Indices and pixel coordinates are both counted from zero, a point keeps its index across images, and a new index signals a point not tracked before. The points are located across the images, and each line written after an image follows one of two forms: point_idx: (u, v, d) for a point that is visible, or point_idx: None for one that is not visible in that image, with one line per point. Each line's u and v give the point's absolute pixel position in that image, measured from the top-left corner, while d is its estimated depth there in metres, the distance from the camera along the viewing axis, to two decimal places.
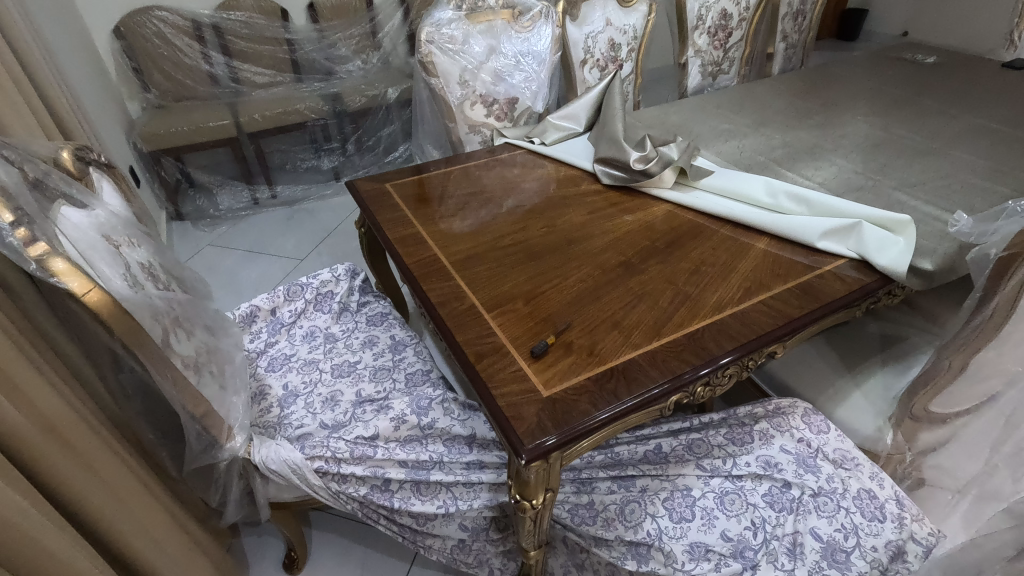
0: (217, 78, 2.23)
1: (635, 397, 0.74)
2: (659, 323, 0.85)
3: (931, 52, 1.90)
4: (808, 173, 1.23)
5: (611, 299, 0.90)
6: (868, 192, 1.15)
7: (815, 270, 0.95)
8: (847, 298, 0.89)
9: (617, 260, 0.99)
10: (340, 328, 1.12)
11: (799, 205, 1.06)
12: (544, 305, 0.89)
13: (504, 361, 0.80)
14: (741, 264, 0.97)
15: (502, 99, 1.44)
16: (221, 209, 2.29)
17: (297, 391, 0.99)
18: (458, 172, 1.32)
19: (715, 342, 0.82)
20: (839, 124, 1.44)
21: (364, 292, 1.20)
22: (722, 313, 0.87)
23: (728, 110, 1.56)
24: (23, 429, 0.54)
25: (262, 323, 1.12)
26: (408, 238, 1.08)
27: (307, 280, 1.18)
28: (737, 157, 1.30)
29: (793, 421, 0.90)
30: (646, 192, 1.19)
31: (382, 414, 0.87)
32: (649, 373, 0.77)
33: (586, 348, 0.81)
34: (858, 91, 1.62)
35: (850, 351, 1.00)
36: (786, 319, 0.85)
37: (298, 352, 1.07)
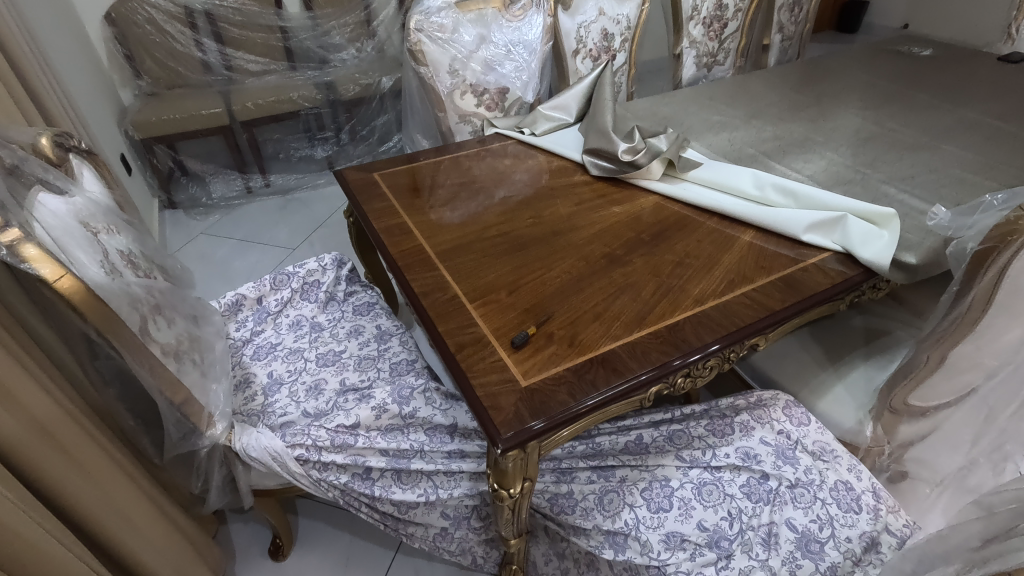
0: (210, 65, 2.21)
1: (614, 388, 0.74)
2: (640, 315, 0.85)
3: (927, 45, 1.89)
4: (797, 166, 1.23)
5: (595, 291, 0.90)
6: (856, 185, 1.15)
7: (798, 262, 0.95)
8: (830, 291, 0.89)
9: (602, 251, 0.99)
10: (327, 317, 1.12)
11: (785, 197, 1.06)
12: (527, 295, 0.90)
13: (484, 351, 0.80)
14: (725, 257, 0.97)
15: (492, 89, 1.43)
16: (214, 198, 2.28)
17: (282, 379, 0.99)
18: (448, 162, 1.32)
19: (696, 333, 0.82)
20: (831, 116, 1.43)
21: (351, 281, 1.20)
22: (704, 304, 0.87)
23: (721, 101, 1.55)
24: None
25: (247, 311, 1.12)
26: (395, 228, 1.07)
27: (293, 269, 1.17)
28: (727, 149, 1.30)
29: (774, 413, 0.90)
30: (634, 183, 1.19)
31: (364, 403, 0.88)
32: (629, 363, 0.78)
33: (567, 339, 0.81)
34: (852, 84, 1.61)
35: (833, 344, 1.00)
36: (768, 312, 0.85)
37: (284, 341, 1.07)
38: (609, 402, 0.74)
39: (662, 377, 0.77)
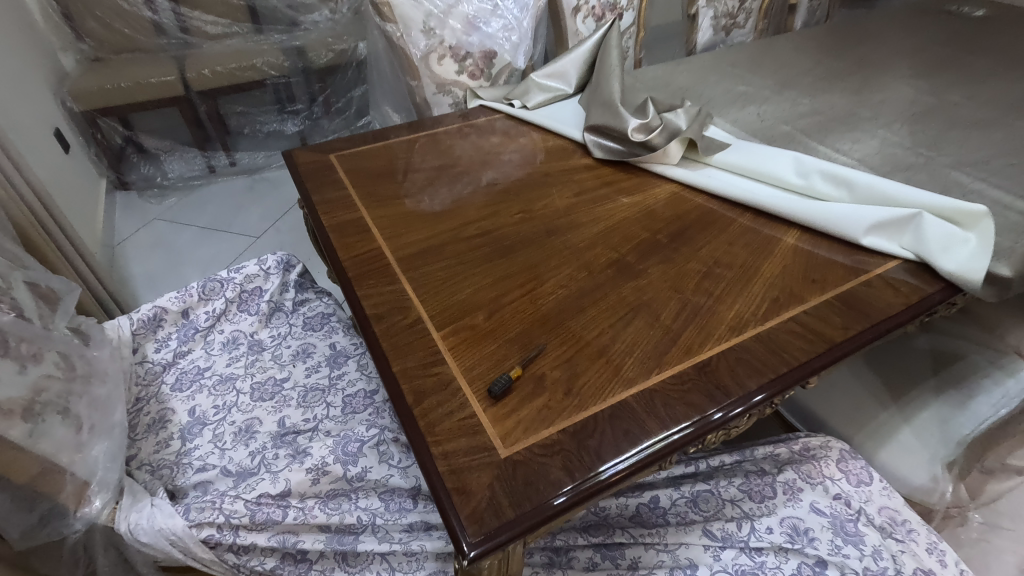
0: (162, 27, 1.94)
1: (625, 460, 0.54)
2: (659, 349, 0.65)
3: (979, 4, 1.65)
4: (845, 147, 1.00)
5: (600, 313, 0.69)
6: (919, 170, 0.93)
7: (860, 275, 0.74)
8: (905, 315, 0.68)
9: (608, 257, 0.78)
10: (270, 334, 0.92)
11: (838, 188, 0.84)
12: (510, 320, 0.69)
13: (451, 403, 0.59)
14: (766, 266, 0.75)
15: (476, 53, 1.19)
16: (170, 178, 2.05)
17: (205, 419, 0.79)
18: (425, 139, 1.09)
19: (734, 376, 0.62)
20: (877, 87, 1.20)
21: (302, 288, 0.99)
22: (743, 333, 0.66)
23: (744, 69, 1.32)
24: None
25: (170, 329, 0.90)
26: (348, 224, 0.86)
27: (228, 274, 0.94)
28: (758, 126, 1.08)
29: (827, 470, 0.71)
30: (647, 168, 0.97)
31: (298, 461, 0.68)
32: (645, 422, 0.58)
33: (563, 385, 0.61)
34: (898, 48, 1.38)
35: (894, 375, 0.80)
36: (827, 345, 0.64)
37: (214, 365, 0.87)
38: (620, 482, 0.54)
39: (690, 440, 0.57)
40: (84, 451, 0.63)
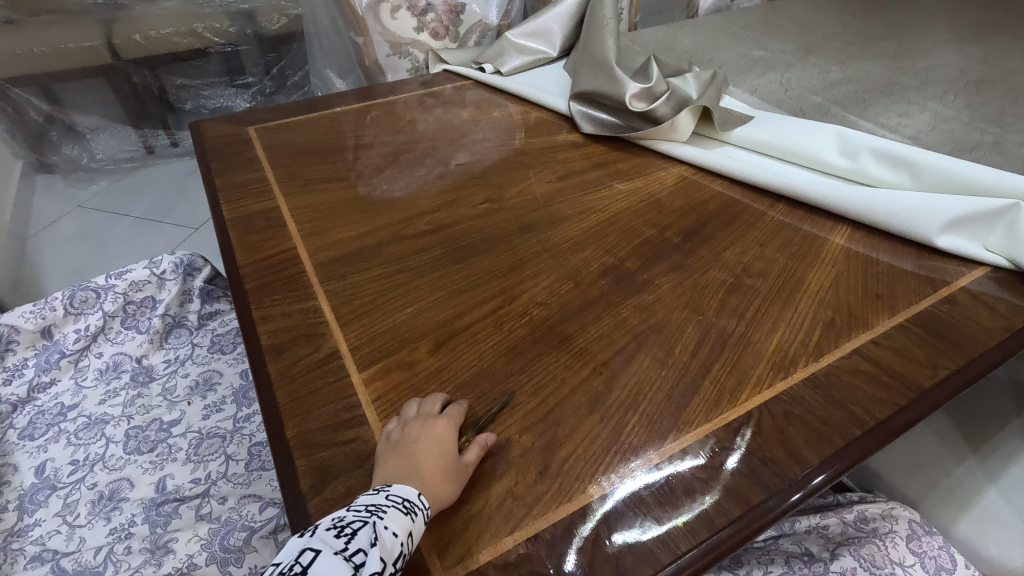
0: None
1: None
2: (677, 399, 0.45)
3: None
4: (891, 121, 0.82)
5: (591, 343, 0.49)
6: (989, 150, 0.75)
7: (937, 288, 0.55)
8: (1008, 346, 0.50)
9: (601, 263, 0.58)
10: (162, 359, 0.71)
11: (895, 171, 0.65)
12: (465, 355, 0.49)
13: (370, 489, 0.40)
14: (812, 276, 0.56)
15: (439, 6, 0.98)
16: (99, 159, 1.81)
17: (56, 480, 0.59)
18: (373, 110, 0.88)
19: (785, 442, 0.42)
20: (917, 52, 1.02)
21: (210, 297, 0.77)
22: (792, 374, 0.47)
23: (759, 31, 1.13)
24: None
25: (27, 354, 0.69)
26: (259, 217, 0.65)
27: (109, 280, 0.73)
28: (782, 96, 0.88)
29: (895, 553, 0.53)
30: (648, 148, 0.77)
31: (156, 562, 0.52)
32: (665, 519, 0.38)
33: (537, 458, 0.41)
34: (934, 11, 1.19)
35: (970, 415, 0.62)
36: (915, 393, 0.45)
37: (81, 403, 0.65)
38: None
39: (735, 547, 0.37)
40: None
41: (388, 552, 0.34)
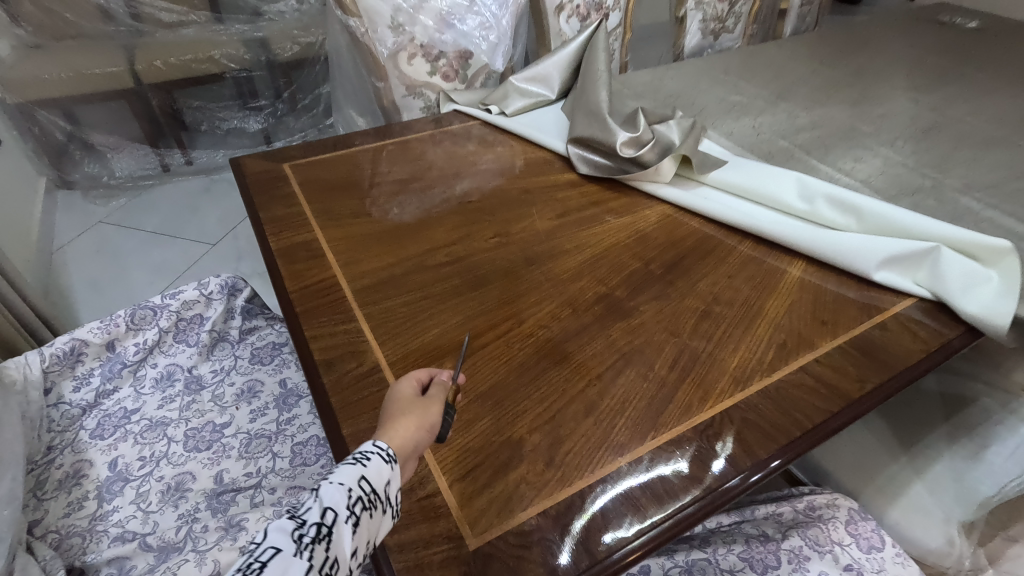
0: (111, 13, 1.78)
1: (621, 549, 0.46)
2: (655, 405, 0.56)
3: (970, 15, 1.61)
4: (847, 166, 0.94)
5: (585, 360, 0.61)
6: (928, 195, 0.87)
7: (872, 315, 0.67)
8: (923, 365, 0.61)
9: (594, 292, 0.69)
10: (210, 369, 0.81)
11: (843, 214, 0.77)
12: (483, 368, 0.60)
13: (413, 475, 0.50)
14: (770, 304, 0.68)
15: (450, 53, 1.08)
16: (117, 176, 1.89)
17: (128, 474, 0.68)
18: (391, 148, 0.99)
19: (740, 441, 0.53)
20: (876, 100, 1.15)
21: (250, 315, 0.87)
22: (748, 386, 0.58)
23: (737, 76, 1.25)
24: None
25: (92, 364, 0.78)
26: (301, 248, 0.76)
27: (162, 299, 0.83)
28: (754, 140, 1.00)
29: (835, 533, 0.64)
30: (635, 187, 0.89)
31: (231, 537, 0.61)
32: (642, 500, 0.49)
33: (543, 452, 0.52)
34: (894, 59, 1.32)
35: (905, 420, 0.73)
36: (845, 401, 0.57)
37: (142, 408, 0.75)
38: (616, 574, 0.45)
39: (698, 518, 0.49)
40: None
41: (341, 497, 0.38)
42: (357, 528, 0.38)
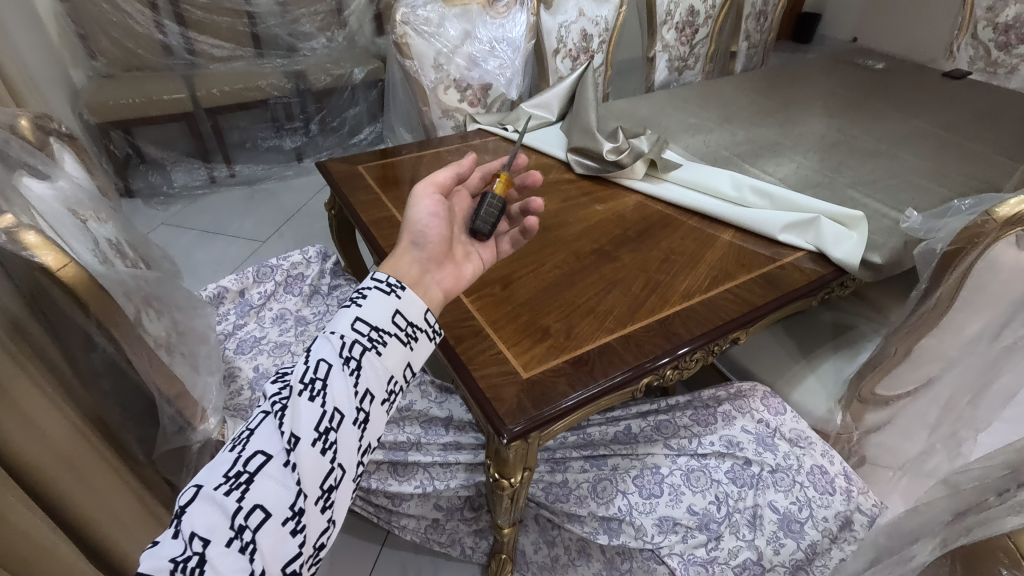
0: (171, 48, 2.13)
1: (572, 401, 0.74)
2: (632, 309, 0.88)
3: (881, 58, 2.02)
4: (770, 169, 1.29)
5: (587, 285, 0.92)
6: (825, 189, 1.21)
7: (776, 261, 1.00)
8: (805, 289, 0.95)
9: (591, 247, 1.01)
10: (312, 311, 1.10)
11: (761, 199, 1.11)
12: (520, 288, 0.91)
13: (483, 343, 0.81)
14: (708, 255, 1.01)
15: (475, 85, 1.41)
16: (175, 186, 2.20)
17: (269, 373, 0.98)
18: (430, 156, 1.30)
19: (685, 327, 0.85)
20: (797, 122, 1.51)
21: (336, 275, 1.18)
22: (692, 300, 0.90)
23: (694, 104, 1.61)
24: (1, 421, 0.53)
25: (229, 305, 1.09)
26: (383, 221, 1.07)
27: (277, 261, 1.15)
28: (704, 152, 1.35)
29: (753, 403, 0.94)
30: (618, 183, 1.22)
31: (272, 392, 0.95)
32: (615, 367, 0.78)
33: (563, 333, 0.83)
34: (816, 92, 1.70)
35: (805, 338, 1.07)
36: (751, 307, 0.90)
37: (268, 335, 1.05)
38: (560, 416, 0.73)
39: (627, 381, 0.77)
40: (202, 383, 0.77)
41: (335, 352, 0.59)
42: (353, 372, 0.59)
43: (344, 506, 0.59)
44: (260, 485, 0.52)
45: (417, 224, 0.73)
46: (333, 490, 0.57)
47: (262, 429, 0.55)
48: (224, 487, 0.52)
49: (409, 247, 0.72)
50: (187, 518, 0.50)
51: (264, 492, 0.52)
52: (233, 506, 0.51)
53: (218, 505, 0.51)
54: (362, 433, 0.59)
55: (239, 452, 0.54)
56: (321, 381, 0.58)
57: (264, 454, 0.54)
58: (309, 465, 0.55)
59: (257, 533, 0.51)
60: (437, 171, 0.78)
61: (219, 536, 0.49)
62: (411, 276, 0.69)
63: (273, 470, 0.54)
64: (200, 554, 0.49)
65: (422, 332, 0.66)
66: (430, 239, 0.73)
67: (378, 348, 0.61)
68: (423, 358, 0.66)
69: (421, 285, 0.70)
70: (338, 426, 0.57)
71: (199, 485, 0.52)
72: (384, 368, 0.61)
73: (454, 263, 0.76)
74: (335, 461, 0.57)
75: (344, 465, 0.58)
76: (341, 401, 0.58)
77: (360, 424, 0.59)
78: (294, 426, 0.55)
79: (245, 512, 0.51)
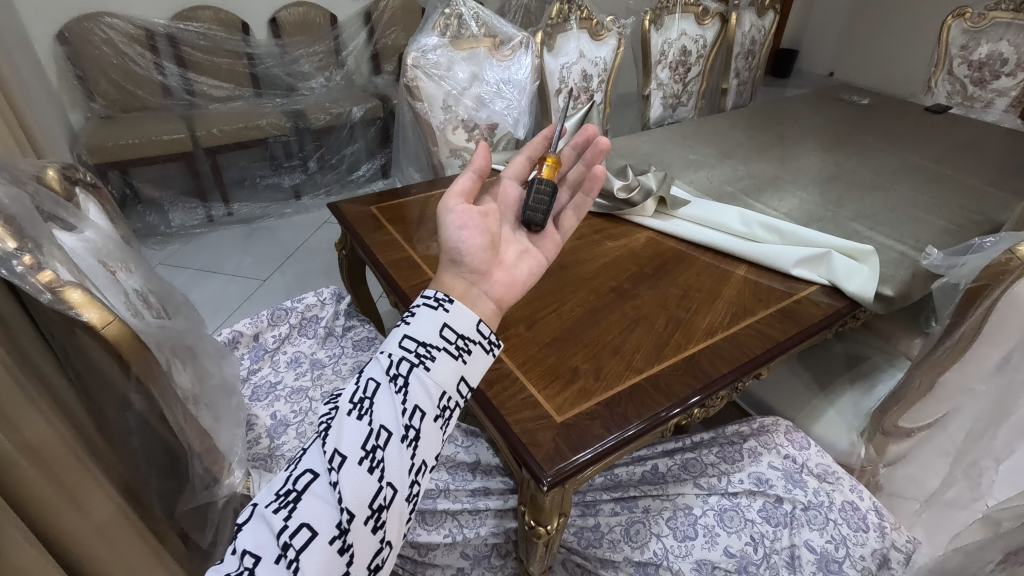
0: (170, 89, 2.18)
1: (588, 454, 0.71)
2: (658, 346, 0.89)
3: (865, 94, 2.10)
4: (775, 204, 1.32)
5: (610, 323, 0.93)
6: (829, 222, 1.25)
7: (791, 295, 1.02)
8: (823, 323, 0.96)
9: (610, 285, 1.02)
10: (327, 353, 1.09)
11: (771, 234, 1.13)
12: (544, 328, 0.91)
13: (514, 387, 0.80)
14: (725, 290, 1.02)
15: (483, 125, 1.43)
16: (173, 226, 2.19)
17: (287, 420, 0.95)
18: (439, 196, 1.31)
19: (712, 364, 0.86)
20: (794, 157, 1.56)
21: (349, 315, 1.17)
22: (715, 337, 0.91)
23: (694, 141, 1.65)
24: (38, 489, 0.51)
25: (243, 349, 1.07)
26: (401, 261, 1.06)
27: (292, 304, 1.14)
28: (709, 188, 1.38)
29: (777, 438, 0.95)
30: (628, 220, 1.24)
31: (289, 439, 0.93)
32: (645, 408, 0.78)
33: (592, 373, 0.83)
34: (808, 127, 1.76)
35: (821, 371, 1.08)
36: (773, 342, 0.91)
37: (283, 380, 1.02)
38: (580, 468, 0.70)
39: (640, 435, 0.75)
40: (221, 435, 0.73)
41: (383, 370, 0.58)
42: (401, 390, 0.57)
43: (398, 528, 0.56)
44: (307, 503, 0.52)
45: (451, 242, 0.69)
46: (383, 510, 0.54)
47: (314, 447, 0.56)
48: (274, 505, 0.52)
49: (449, 266, 0.69)
50: (241, 535, 0.52)
51: (311, 511, 0.52)
52: (280, 523, 0.51)
53: (268, 522, 0.51)
54: (413, 451, 0.56)
55: (292, 472, 0.55)
56: (369, 400, 0.57)
57: (312, 472, 0.53)
58: (354, 483, 0.53)
59: (301, 553, 0.50)
60: (457, 180, 0.72)
61: (267, 553, 0.50)
62: (457, 290, 0.67)
63: (319, 488, 0.53)
64: (250, 571, 0.50)
65: (474, 344, 0.63)
66: (468, 253, 0.69)
67: (426, 364, 0.59)
68: (477, 372, 0.63)
69: (469, 300, 0.67)
70: (386, 443, 0.55)
71: (256, 503, 0.54)
72: (434, 383, 0.58)
73: (502, 267, 0.73)
74: (383, 480, 0.54)
75: (395, 484, 0.55)
76: (387, 418, 0.56)
77: (409, 441, 0.56)
78: (338, 443, 0.54)
79: (291, 530, 0.51)
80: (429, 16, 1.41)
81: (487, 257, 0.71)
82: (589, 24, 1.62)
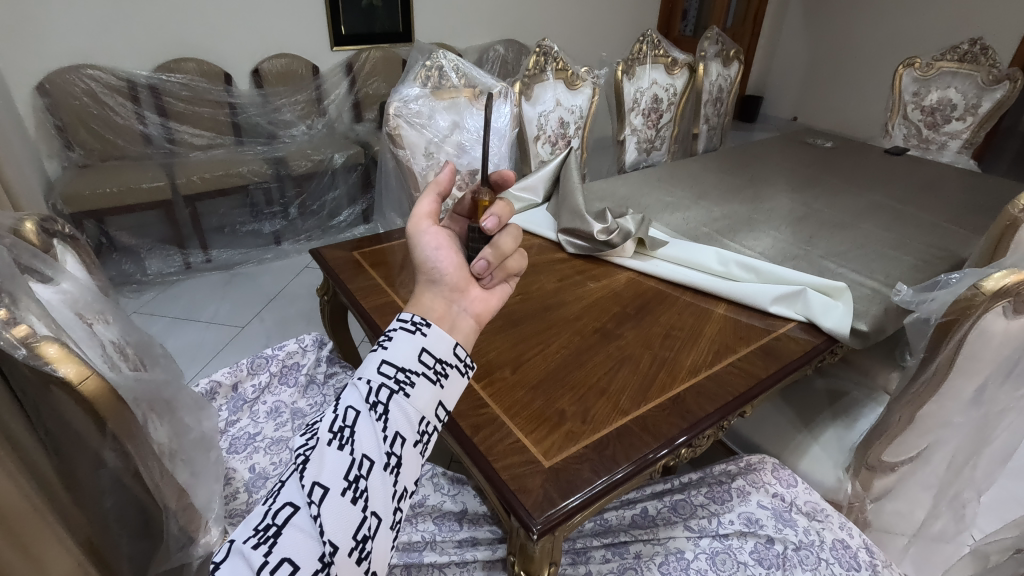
0: (150, 138, 2.20)
1: (577, 499, 0.70)
2: (643, 387, 0.89)
3: (828, 137, 2.20)
4: (749, 243, 1.36)
5: (595, 364, 0.93)
6: (802, 260, 1.28)
7: (771, 332, 1.04)
8: (803, 358, 0.98)
9: (594, 325, 1.03)
10: (308, 402, 1.06)
11: (747, 272, 1.16)
12: (530, 371, 0.91)
13: (501, 432, 0.79)
14: (707, 329, 1.04)
15: (464, 171, 1.47)
16: (149, 274, 2.16)
17: (266, 473, 0.92)
18: None
19: (698, 404, 0.86)
20: (765, 198, 1.62)
21: (331, 362, 1.15)
22: (699, 376, 0.92)
23: (669, 183, 1.71)
24: None
25: (221, 400, 1.05)
26: (385, 306, 1.06)
27: (272, 351, 1.13)
28: (686, 229, 1.42)
29: (765, 477, 0.95)
30: (609, 260, 1.26)
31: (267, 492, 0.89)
32: (633, 449, 0.78)
33: (579, 416, 0.82)
34: (777, 170, 1.84)
35: (805, 407, 1.09)
36: (756, 379, 0.92)
37: (262, 430, 1.00)
38: (571, 513, 0.69)
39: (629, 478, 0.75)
40: (197, 490, 0.71)
41: (362, 398, 0.57)
42: (380, 417, 0.56)
43: (382, 560, 0.54)
44: (288, 537, 0.50)
45: (427, 263, 0.68)
46: (368, 540, 0.53)
47: (292, 480, 0.54)
48: (253, 540, 0.50)
49: (428, 286, 0.68)
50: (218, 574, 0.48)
51: (293, 545, 0.50)
52: (260, 560, 0.48)
53: (246, 558, 0.49)
54: (395, 479, 0.56)
55: (270, 506, 0.52)
56: (350, 429, 0.56)
57: (293, 506, 0.51)
58: (337, 515, 0.51)
59: None
60: (420, 201, 0.70)
61: None
62: (436, 311, 0.65)
63: (301, 522, 0.51)
64: None
65: (451, 368, 0.63)
66: (447, 272, 0.68)
67: (405, 390, 0.58)
68: (455, 396, 0.63)
69: (447, 320, 0.66)
70: (369, 472, 0.54)
71: (232, 539, 0.51)
72: (414, 409, 0.58)
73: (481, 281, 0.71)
74: (367, 509, 0.53)
75: (379, 512, 0.54)
76: (369, 447, 0.55)
77: (392, 468, 0.56)
78: (319, 475, 0.52)
79: (272, 566, 0.48)
80: (410, 67, 1.44)
81: (466, 273, 0.69)
82: (564, 74, 1.69)
